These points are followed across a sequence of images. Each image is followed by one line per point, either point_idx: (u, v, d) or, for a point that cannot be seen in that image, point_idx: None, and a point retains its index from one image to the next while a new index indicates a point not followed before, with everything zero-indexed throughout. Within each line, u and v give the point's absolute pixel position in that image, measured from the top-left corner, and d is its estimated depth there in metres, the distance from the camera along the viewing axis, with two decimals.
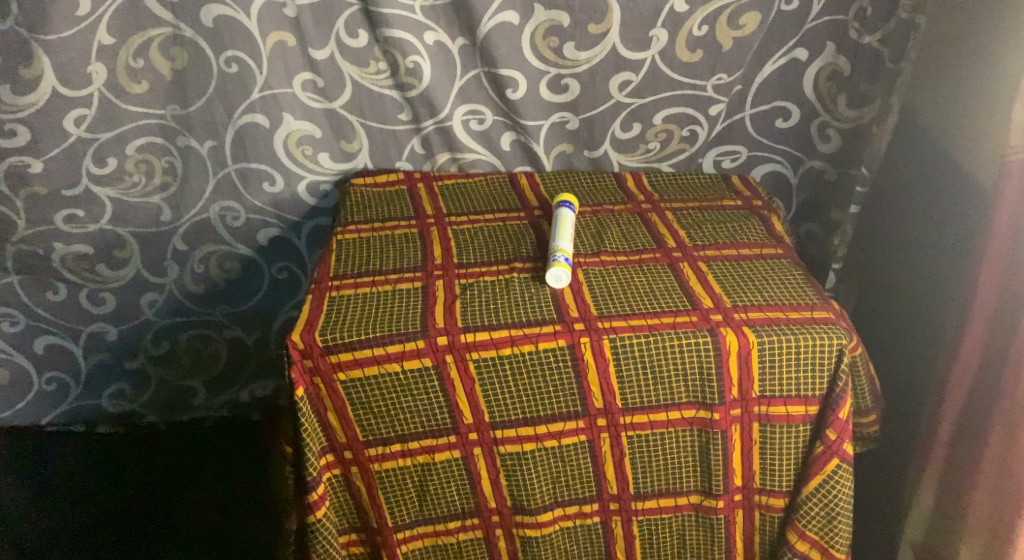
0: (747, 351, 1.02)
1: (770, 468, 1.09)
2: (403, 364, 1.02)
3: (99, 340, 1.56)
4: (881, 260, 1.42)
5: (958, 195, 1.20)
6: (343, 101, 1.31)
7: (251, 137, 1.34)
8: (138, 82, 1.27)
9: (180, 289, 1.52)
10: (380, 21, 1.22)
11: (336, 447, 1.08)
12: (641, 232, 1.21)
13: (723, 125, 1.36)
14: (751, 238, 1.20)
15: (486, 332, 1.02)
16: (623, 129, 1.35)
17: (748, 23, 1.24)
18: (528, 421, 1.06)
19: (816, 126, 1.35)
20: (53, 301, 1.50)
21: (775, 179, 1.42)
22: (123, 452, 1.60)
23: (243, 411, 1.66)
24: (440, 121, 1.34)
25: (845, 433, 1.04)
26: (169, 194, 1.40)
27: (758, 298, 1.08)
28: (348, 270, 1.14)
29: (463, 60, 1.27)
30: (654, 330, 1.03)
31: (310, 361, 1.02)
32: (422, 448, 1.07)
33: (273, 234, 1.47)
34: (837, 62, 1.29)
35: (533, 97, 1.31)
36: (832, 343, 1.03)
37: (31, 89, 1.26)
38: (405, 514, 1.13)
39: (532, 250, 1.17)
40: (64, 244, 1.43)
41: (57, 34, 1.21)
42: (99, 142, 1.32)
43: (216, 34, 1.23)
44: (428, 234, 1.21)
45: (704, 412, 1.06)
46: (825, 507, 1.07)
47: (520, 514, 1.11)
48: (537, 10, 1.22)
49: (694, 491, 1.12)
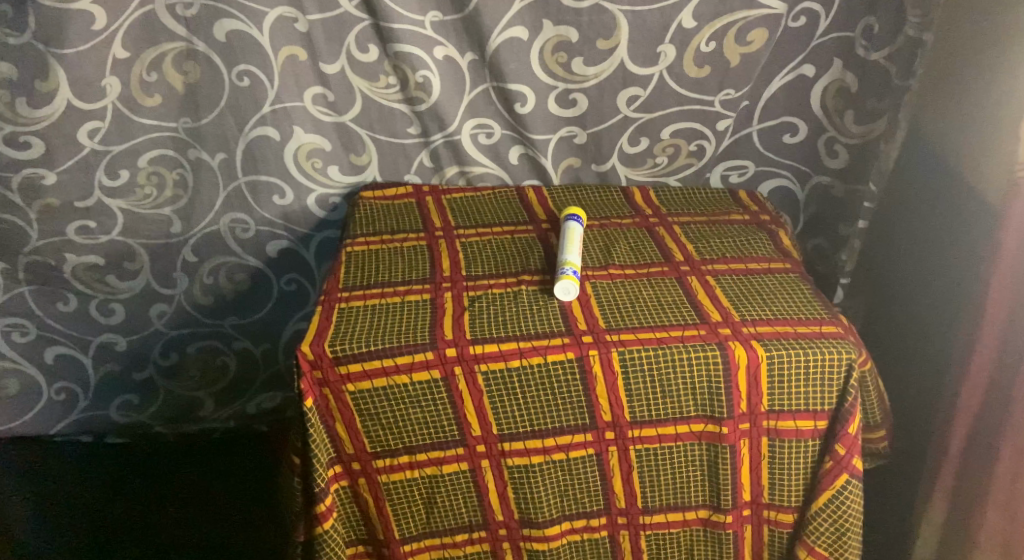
0: (756, 365, 1.03)
1: (779, 483, 1.09)
2: (412, 376, 1.02)
3: (109, 350, 1.57)
4: (889, 275, 1.42)
5: (967, 211, 1.21)
6: (353, 114, 1.32)
7: (261, 150, 1.35)
8: (151, 96, 1.28)
9: (190, 300, 1.53)
10: (391, 36, 1.23)
11: (344, 458, 1.08)
12: (649, 246, 1.22)
13: (730, 140, 1.36)
14: (760, 253, 1.20)
15: (494, 344, 1.03)
16: (631, 143, 1.36)
17: (755, 39, 1.25)
18: (535, 434, 1.06)
19: (824, 142, 1.36)
20: (63, 312, 1.51)
21: (783, 195, 1.43)
22: (131, 463, 1.60)
23: (250, 422, 1.66)
24: (449, 135, 1.35)
25: (854, 448, 1.04)
26: (180, 206, 1.41)
27: (766, 312, 1.08)
28: (358, 281, 1.14)
29: (472, 75, 1.28)
30: (662, 343, 1.03)
31: (319, 372, 1.02)
32: (430, 460, 1.08)
33: (283, 246, 1.48)
34: (845, 78, 1.29)
35: (542, 111, 1.32)
36: (842, 358, 1.03)
37: (46, 102, 1.27)
38: (412, 526, 1.13)
39: (541, 264, 1.18)
40: (75, 255, 1.44)
41: (74, 48, 1.22)
42: (112, 154, 1.34)
43: (229, 48, 1.24)
44: (436, 248, 1.22)
45: (712, 426, 1.06)
46: (834, 522, 1.07)
47: (528, 527, 1.11)
48: (546, 26, 1.23)
49: (702, 505, 1.12)
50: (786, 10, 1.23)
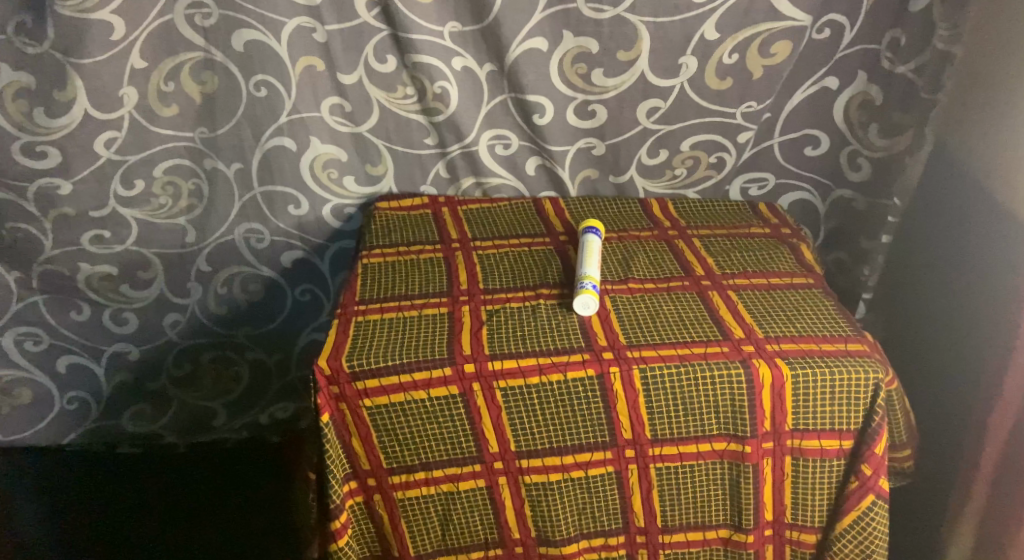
0: (780, 383, 1.01)
1: (802, 502, 1.07)
2: (430, 393, 1.01)
3: (122, 360, 1.56)
4: (910, 291, 1.40)
5: (994, 226, 1.19)
6: (370, 125, 1.31)
7: (278, 160, 1.34)
8: (168, 106, 1.28)
9: (203, 310, 1.52)
10: (409, 46, 1.22)
11: (359, 475, 1.07)
12: (668, 259, 1.20)
13: (750, 151, 1.35)
14: (783, 268, 1.18)
15: (514, 361, 1.01)
16: (650, 155, 1.35)
17: (779, 52, 1.23)
18: (554, 451, 1.04)
19: (846, 155, 1.34)
20: (76, 321, 1.50)
21: (803, 208, 1.41)
22: (142, 473, 1.59)
23: (262, 433, 1.65)
24: (467, 146, 1.34)
25: (881, 468, 1.03)
26: (194, 215, 1.40)
27: (790, 329, 1.07)
28: (374, 294, 1.13)
29: (491, 86, 1.27)
30: (685, 360, 1.02)
31: (336, 388, 1.01)
32: (446, 476, 1.06)
33: (297, 257, 1.47)
34: (869, 92, 1.27)
35: (560, 122, 1.30)
36: (868, 377, 1.01)
37: (63, 112, 1.26)
38: (427, 543, 1.11)
39: (559, 277, 1.16)
40: (89, 264, 1.43)
41: (92, 58, 1.22)
42: (127, 164, 1.33)
43: (247, 59, 1.23)
44: (453, 260, 1.21)
45: (735, 444, 1.04)
46: (858, 541, 1.06)
47: (545, 545, 1.10)
48: (566, 37, 1.22)
49: (723, 524, 1.10)
50: (810, 22, 1.21)
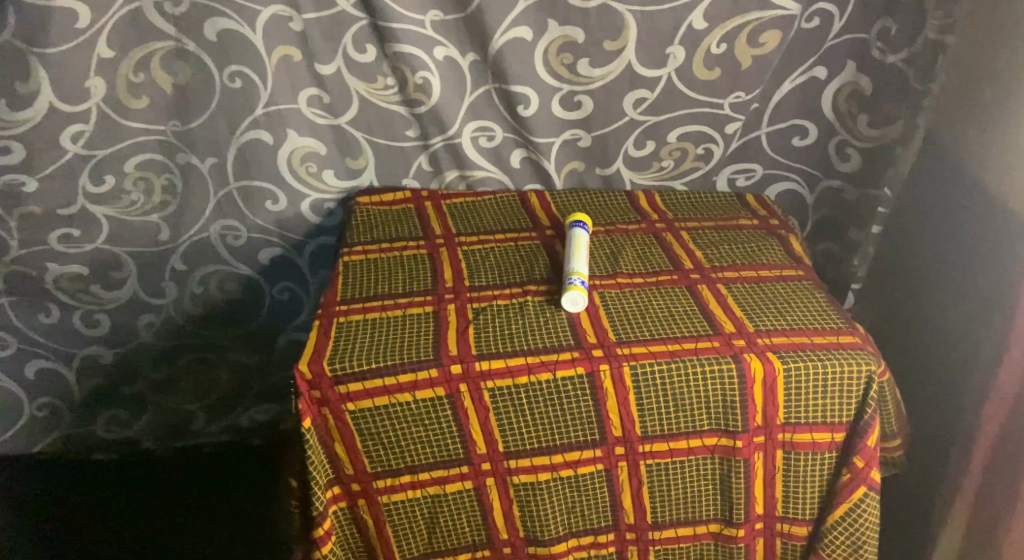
0: (773, 378, 0.99)
1: (794, 496, 1.05)
2: (415, 394, 0.98)
3: (95, 362, 1.51)
4: (901, 282, 1.38)
5: (986, 217, 1.18)
6: (349, 117, 1.27)
7: (254, 153, 1.30)
8: (138, 98, 1.23)
9: (179, 310, 1.47)
10: (389, 35, 1.18)
11: (343, 480, 1.03)
12: (657, 253, 1.18)
13: (739, 142, 1.32)
14: (772, 260, 1.16)
15: (501, 360, 0.98)
16: (637, 146, 1.32)
17: (769, 41, 1.21)
18: (542, 451, 1.02)
19: (835, 145, 1.32)
20: (46, 323, 1.45)
21: (792, 199, 1.39)
22: (119, 480, 1.54)
23: (243, 437, 1.61)
24: (450, 138, 1.30)
25: (873, 461, 1.01)
26: (168, 212, 1.35)
27: (781, 323, 1.04)
28: (356, 293, 1.09)
29: (474, 76, 1.24)
30: (675, 356, 0.99)
31: (318, 392, 0.97)
32: (432, 479, 1.03)
33: (275, 254, 1.43)
34: (859, 82, 1.25)
35: (546, 113, 1.27)
36: (861, 369, 0.99)
37: (27, 105, 1.21)
38: (413, 546, 1.08)
39: (546, 273, 1.13)
40: (58, 264, 1.38)
41: (56, 48, 1.16)
42: (96, 159, 1.28)
43: (221, 49, 1.19)
44: (437, 257, 1.17)
45: (726, 440, 1.02)
46: (850, 534, 1.04)
47: (534, 546, 1.07)
48: (551, 26, 1.18)
49: (714, 520, 1.08)
50: (800, 11, 1.18)
